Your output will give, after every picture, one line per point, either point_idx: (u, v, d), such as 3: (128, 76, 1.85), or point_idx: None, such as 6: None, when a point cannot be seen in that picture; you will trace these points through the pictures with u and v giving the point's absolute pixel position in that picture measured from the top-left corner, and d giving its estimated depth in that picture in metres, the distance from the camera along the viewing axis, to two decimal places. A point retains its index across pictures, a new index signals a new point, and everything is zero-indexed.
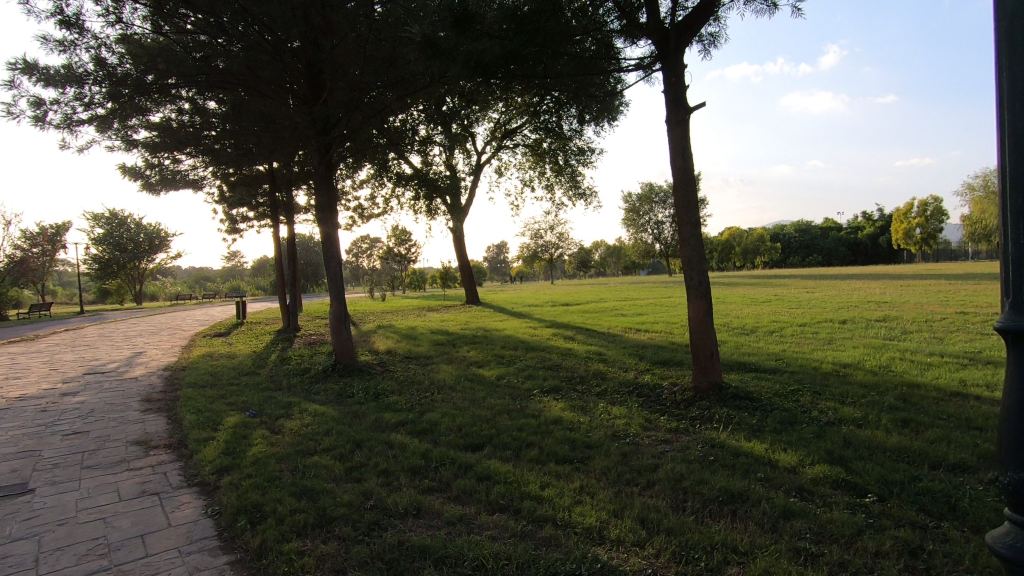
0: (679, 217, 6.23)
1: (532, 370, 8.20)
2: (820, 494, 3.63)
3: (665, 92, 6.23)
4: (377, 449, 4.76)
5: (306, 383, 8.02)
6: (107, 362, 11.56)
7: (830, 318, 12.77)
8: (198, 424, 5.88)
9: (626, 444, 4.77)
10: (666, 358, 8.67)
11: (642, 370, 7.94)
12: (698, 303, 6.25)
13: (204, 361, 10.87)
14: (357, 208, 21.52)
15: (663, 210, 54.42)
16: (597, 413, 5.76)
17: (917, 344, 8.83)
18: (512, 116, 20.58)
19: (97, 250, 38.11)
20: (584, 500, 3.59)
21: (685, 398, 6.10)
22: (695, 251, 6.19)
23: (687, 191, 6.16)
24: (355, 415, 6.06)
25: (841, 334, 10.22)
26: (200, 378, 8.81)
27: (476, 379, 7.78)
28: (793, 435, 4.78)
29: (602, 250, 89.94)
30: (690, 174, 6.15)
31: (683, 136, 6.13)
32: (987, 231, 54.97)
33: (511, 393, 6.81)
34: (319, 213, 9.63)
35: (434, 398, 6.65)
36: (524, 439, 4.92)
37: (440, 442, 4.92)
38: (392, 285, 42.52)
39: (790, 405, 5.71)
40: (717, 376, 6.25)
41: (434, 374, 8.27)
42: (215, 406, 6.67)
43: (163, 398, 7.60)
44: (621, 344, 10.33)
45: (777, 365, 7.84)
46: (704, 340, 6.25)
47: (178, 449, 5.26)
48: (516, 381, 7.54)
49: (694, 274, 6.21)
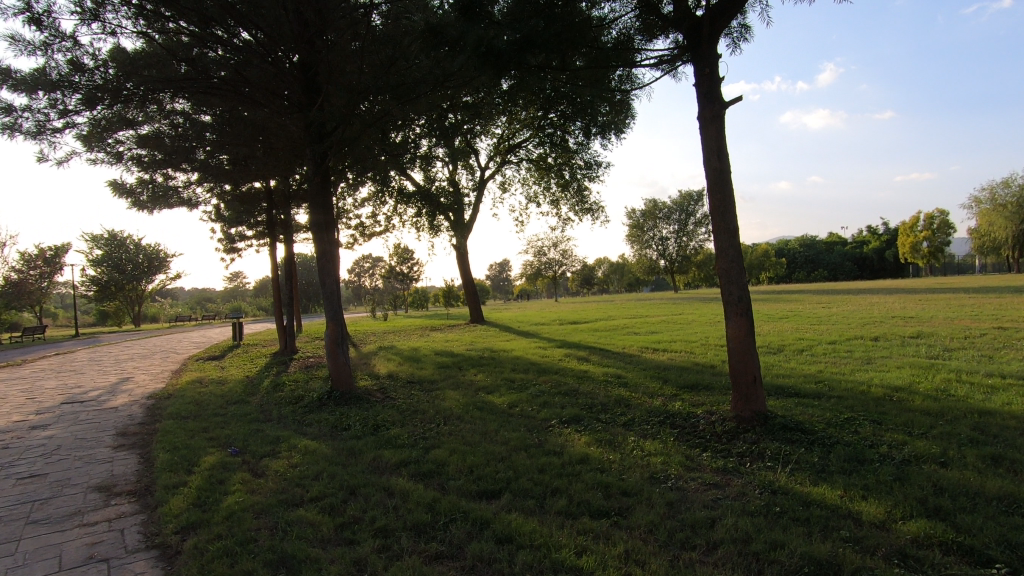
0: (714, 225, 5.56)
1: (547, 397, 7.43)
2: (929, 562, 2.89)
3: (698, 85, 5.61)
4: (374, 499, 4.02)
5: (298, 413, 7.26)
6: (89, 389, 10.81)
7: (860, 335, 11.98)
8: (171, 466, 5.14)
9: (670, 491, 4.03)
10: (693, 381, 7.92)
11: (670, 395, 7.18)
12: (738, 321, 5.54)
13: (192, 388, 10.13)
14: (357, 226, 20.97)
15: (667, 226, 53.93)
16: (628, 449, 5.00)
17: (968, 363, 8.05)
18: (516, 130, 20.11)
19: (96, 271, 37.59)
20: (634, 572, 2.85)
21: (727, 429, 5.36)
22: (733, 262, 5.51)
23: (723, 196, 5.50)
24: (351, 452, 5.32)
25: (877, 353, 9.45)
26: (185, 408, 8.08)
27: (486, 407, 7.02)
28: (868, 478, 4.03)
29: (605, 267, 89.47)
30: (726, 175, 5.50)
31: (718, 134, 5.48)
32: (996, 243, 54.22)
33: (526, 424, 6.06)
34: (315, 233, 8.74)
35: (440, 432, 5.90)
36: (548, 484, 4.17)
37: (450, 489, 4.18)
38: (394, 304, 41.81)
39: (852, 438, 4.95)
40: (760, 404, 5.52)
41: (439, 402, 7.51)
42: (194, 442, 5.93)
43: (139, 432, 6.86)
44: (641, 365, 9.57)
45: (818, 388, 7.07)
46: (746, 362, 5.53)
47: (143, 497, 4.51)
48: (531, 410, 6.78)
49: (733, 289, 5.51)
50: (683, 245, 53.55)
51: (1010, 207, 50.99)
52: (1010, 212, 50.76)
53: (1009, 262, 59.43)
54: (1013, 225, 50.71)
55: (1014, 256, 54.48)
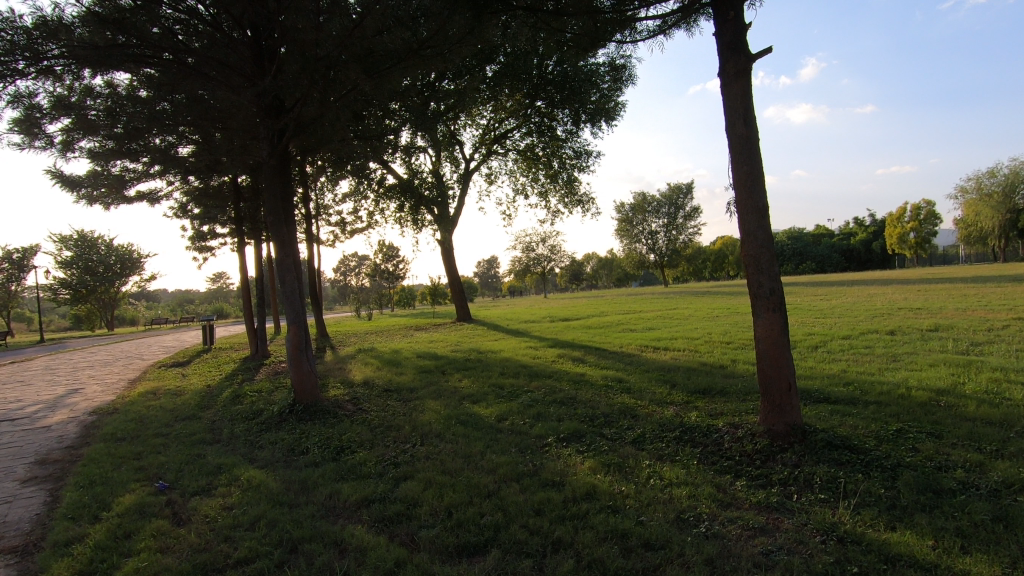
0: (740, 202, 4.66)
1: (541, 407, 6.48)
2: None
3: (722, 34, 4.66)
4: (320, 561, 3.06)
5: (252, 432, 6.25)
6: (28, 404, 9.63)
7: (873, 329, 11.20)
8: (76, 510, 4.10)
9: (709, 541, 3.11)
10: (706, 386, 6.98)
11: (682, 403, 6.27)
12: (769, 318, 4.62)
13: (143, 401, 9.02)
14: (337, 222, 19.86)
15: (657, 219, 53.25)
16: (643, 477, 4.08)
17: (1008, 360, 7.23)
18: (502, 119, 19.16)
19: (65, 273, 35.88)
20: None
21: (760, 448, 4.46)
22: (762, 248, 4.60)
23: (751, 169, 4.58)
24: (304, 487, 4.33)
25: (901, 349, 8.61)
26: (124, 427, 7.00)
27: (470, 422, 6.04)
28: (962, 519, 3.13)
29: (593, 263, 88.81)
30: (755, 143, 4.58)
31: (747, 90, 4.54)
32: (982, 233, 54.34)
33: (518, 444, 5.11)
34: (269, 226, 7.35)
35: (415, 455, 4.94)
36: (549, 535, 3.22)
37: (422, 543, 3.22)
38: (380, 302, 40.69)
39: (916, 459, 4.06)
40: (796, 416, 4.63)
41: (417, 415, 6.54)
42: (117, 475, 4.90)
43: (60, 459, 5.79)
44: (643, 367, 8.67)
45: (850, 392, 6.18)
46: (778, 367, 4.64)
47: (24, 560, 3.46)
48: (523, 424, 5.81)
49: (763, 280, 4.60)
50: (672, 239, 52.83)
51: (996, 197, 51.02)
52: (997, 201, 50.79)
53: (995, 252, 59.74)
54: (999, 214, 50.80)
55: (999, 246, 54.63)
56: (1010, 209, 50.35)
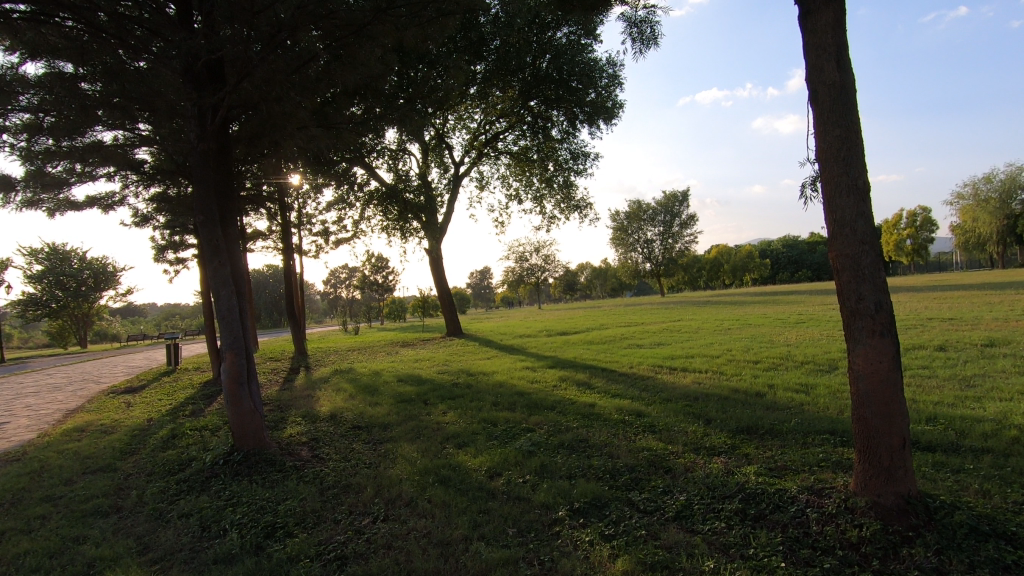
0: (830, 182, 3.31)
1: (544, 455, 5.04)
2: None
3: None
4: None
5: (169, 495, 4.77)
6: None
7: (916, 343, 9.84)
8: None
9: None
10: (752, 424, 5.53)
11: (727, 450, 4.84)
12: (875, 344, 3.22)
13: (63, 442, 7.47)
14: (320, 231, 18.49)
15: (652, 228, 52.03)
16: None
17: None
18: (493, 120, 17.86)
19: (35, 288, 33.97)
20: None
21: (874, 537, 3.03)
22: (862, 245, 3.23)
23: (846, 134, 3.26)
24: None
25: (969, 371, 7.21)
26: (12, 484, 5.46)
27: (453, 480, 4.58)
28: None
29: (587, 273, 87.67)
30: (851, 98, 3.26)
31: (838, 27, 3.26)
32: (980, 240, 53.52)
33: (518, 523, 3.65)
34: (200, 227, 5.84)
35: (369, 544, 3.49)
36: None
37: None
38: (368, 315, 39.04)
39: None
40: (910, 483, 3.23)
41: (385, 468, 5.07)
42: None
43: None
44: (661, 395, 7.25)
45: (945, 435, 4.77)
46: (887, 416, 3.24)
47: None
48: (523, 484, 4.37)
49: (865, 292, 3.22)
50: (669, 247, 51.60)
51: (993, 202, 50.21)
52: (994, 207, 49.94)
53: (993, 258, 58.93)
54: (997, 220, 49.90)
55: (998, 252, 53.74)
56: (1007, 214, 49.55)
